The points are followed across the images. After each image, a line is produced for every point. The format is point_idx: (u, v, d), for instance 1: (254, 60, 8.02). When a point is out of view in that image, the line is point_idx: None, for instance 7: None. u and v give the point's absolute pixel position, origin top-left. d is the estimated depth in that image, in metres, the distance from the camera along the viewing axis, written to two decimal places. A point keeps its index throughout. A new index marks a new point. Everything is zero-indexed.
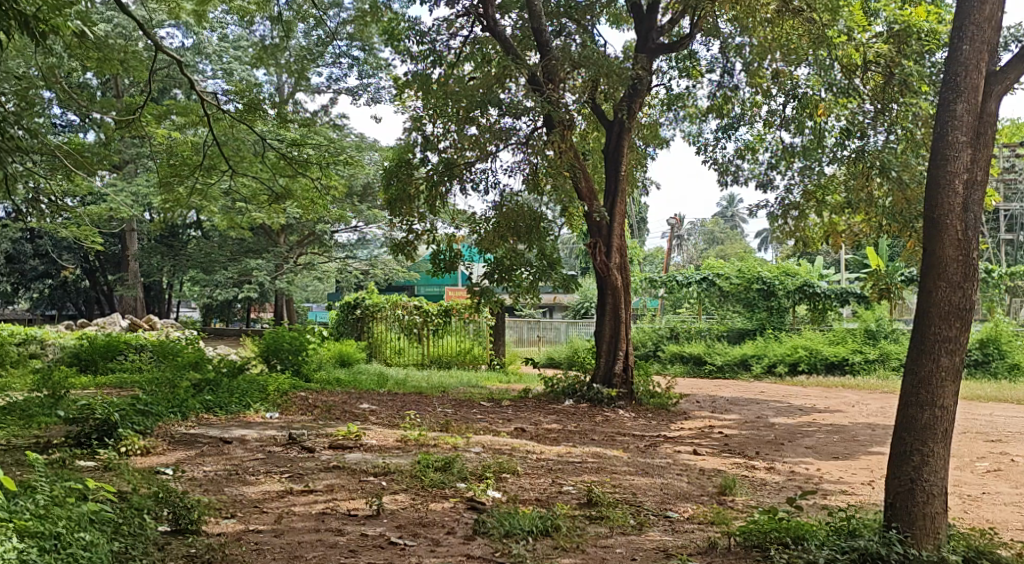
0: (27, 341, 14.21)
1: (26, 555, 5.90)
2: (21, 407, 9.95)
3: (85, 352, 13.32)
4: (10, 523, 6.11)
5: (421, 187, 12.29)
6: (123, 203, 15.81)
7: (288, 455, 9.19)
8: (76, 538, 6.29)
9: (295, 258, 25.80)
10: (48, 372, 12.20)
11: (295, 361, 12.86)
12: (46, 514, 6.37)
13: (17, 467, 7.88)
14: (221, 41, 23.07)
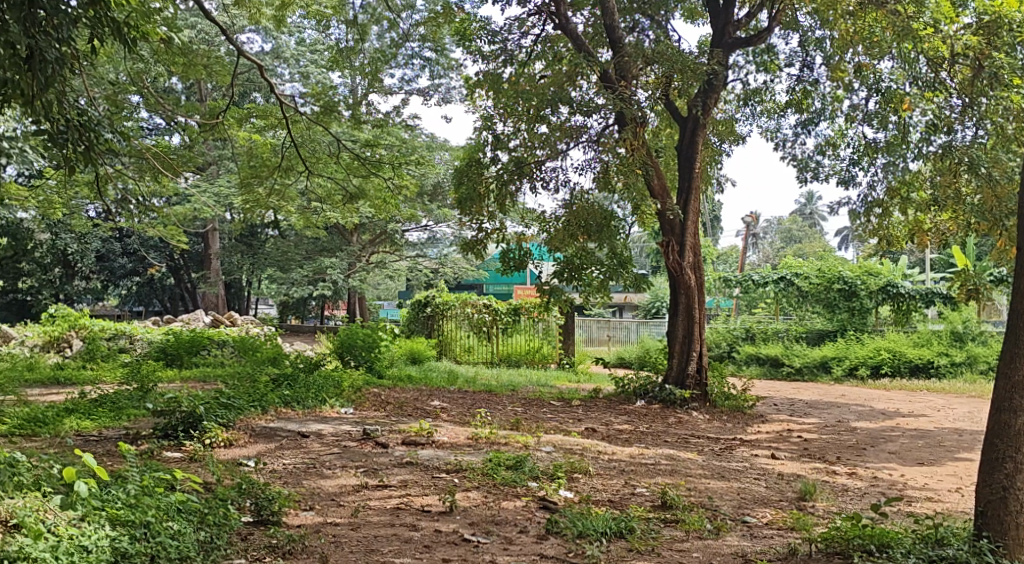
0: (117, 337, 14.58)
1: (119, 542, 6.17)
2: (111, 399, 10.22)
3: (171, 346, 13.58)
4: (102, 512, 6.38)
5: (491, 186, 12.25)
6: (206, 202, 16.12)
7: (362, 450, 9.28)
8: (165, 527, 6.46)
9: (367, 257, 26.06)
10: (136, 366, 12.52)
11: (369, 358, 12.97)
12: (137, 504, 6.57)
13: (109, 457, 8.05)
14: (298, 45, 23.40)
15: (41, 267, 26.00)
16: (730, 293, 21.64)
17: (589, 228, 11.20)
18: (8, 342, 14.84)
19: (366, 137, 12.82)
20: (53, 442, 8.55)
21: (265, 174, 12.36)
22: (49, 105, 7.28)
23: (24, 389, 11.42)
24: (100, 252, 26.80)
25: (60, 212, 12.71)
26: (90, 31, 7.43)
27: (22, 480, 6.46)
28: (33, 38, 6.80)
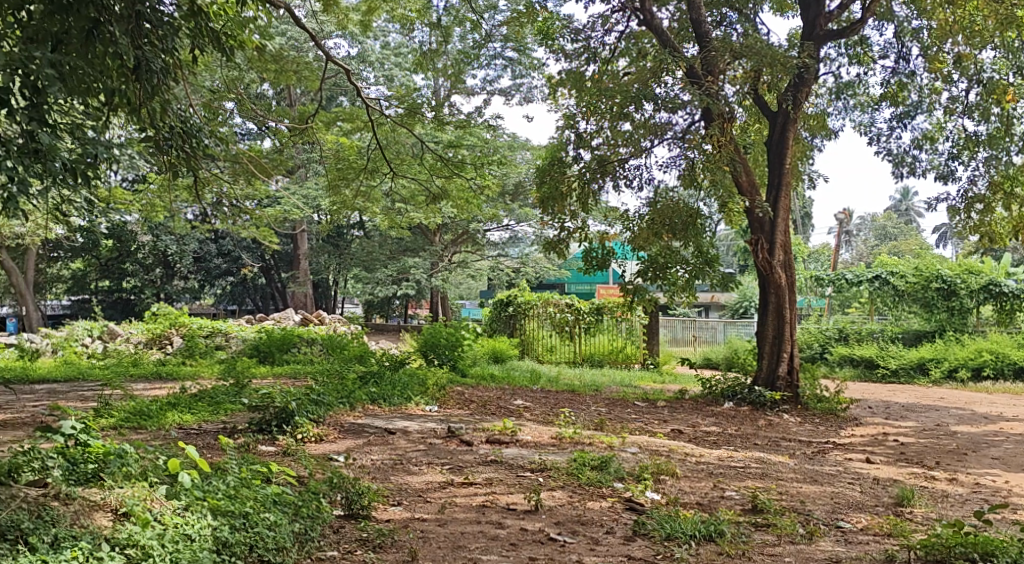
0: (213, 334, 14.86)
1: (220, 532, 6.24)
2: (208, 394, 10.50)
3: (263, 344, 13.78)
4: (205, 501, 6.46)
5: (574, 185, 12.10)
6: (295, 204, 16.36)
7: (448, 448, 9.32)
8: (262, 518, 6.51)
9: (450, 257, 26.24)
10: (232, 364, 12.78)
11: (452, 356, 13.01)
12: (236, 495, 6.67)
13: (209, 450, 8.21)
14: (383, 49, 23.58)
15: (143, 268, 27.05)
16: (821, 293, 21.21)
17: (676, 226, 11.08)
18: (114, 339, 15.30)
19: (449, 139, 12.85)
20: (157, 435, 8.76)
21: (351, 175, 12.56)
22: (156, 113, 7.46)
23: (129, 383, 11.73)
24: (196, 253, 27.47)
25: (160, 215, 13.05)
26: (192, 40, 7.59)
27: (130, 470, 6.55)
28: (140, 50, 6.95)
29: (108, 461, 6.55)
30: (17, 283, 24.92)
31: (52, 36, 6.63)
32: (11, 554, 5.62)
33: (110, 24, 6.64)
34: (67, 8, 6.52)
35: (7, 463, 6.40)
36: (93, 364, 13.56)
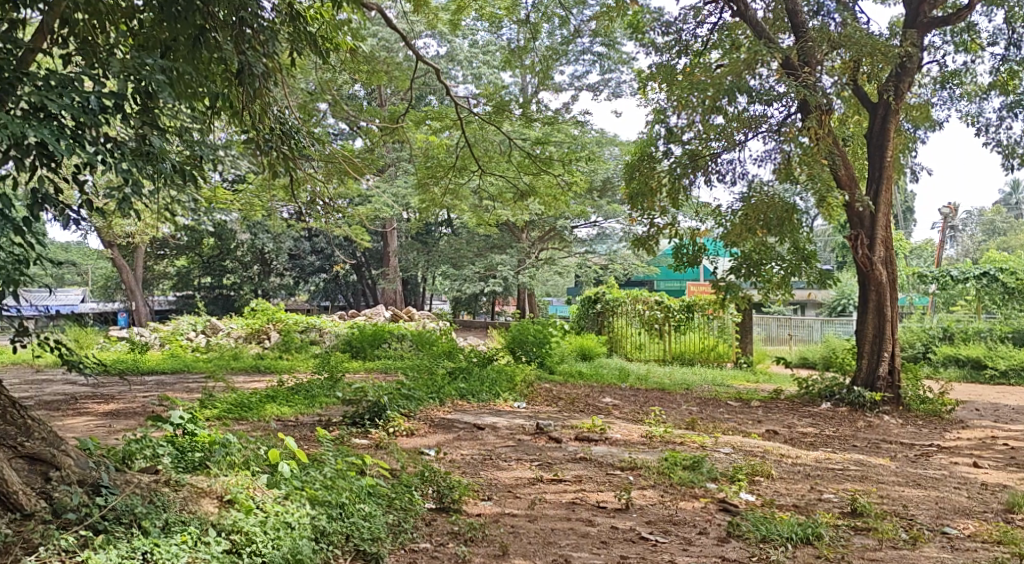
0: (308, 329, 15.06)
1: (318, 521, 6.30)
2: (305, 388, 10.81)
3: (356, 340, 13.90)
4: (303, 492, 6.57)
5: (664, 180, 11.77)
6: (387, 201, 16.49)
7: (537, 444, 9.30)
8: (358, 508, 6.64)
9: (537, 254, 26.22)
10: (327, 357, 12.96)
11: (540, 353, 12.95)
12: (333, 485, 6.79)
13: (306, 442, 8.39)
14: (471, 47, 23.54)
15: (241, 265, 28.15)
16: (926, 289, 20.97)
17: (770, 222, 10.82)
18: (215, 333, 15.68)
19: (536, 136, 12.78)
20: (258, 425, 8.93)
21: (440, 174, 12.66)
22: (257, 114, 7.62)
23: (230, 376, 12.03)
24: (291, 250, 27.99)
25: (258, 214, 13.32)
26: (291, 44, 7.96)
27: (233, 459, 6.74)
28: (244, 55, 7.09)
29: (213, 449, 6.72)
30: (125, 278, 25.99)
31: (161, 43, 6.96)
32: (125, 537, 5.68)
33: (215, 31, 6.94)
34: (177, 15, 6.74)
35: (121, 451, 6.62)
36: (197, 357, 13.94)
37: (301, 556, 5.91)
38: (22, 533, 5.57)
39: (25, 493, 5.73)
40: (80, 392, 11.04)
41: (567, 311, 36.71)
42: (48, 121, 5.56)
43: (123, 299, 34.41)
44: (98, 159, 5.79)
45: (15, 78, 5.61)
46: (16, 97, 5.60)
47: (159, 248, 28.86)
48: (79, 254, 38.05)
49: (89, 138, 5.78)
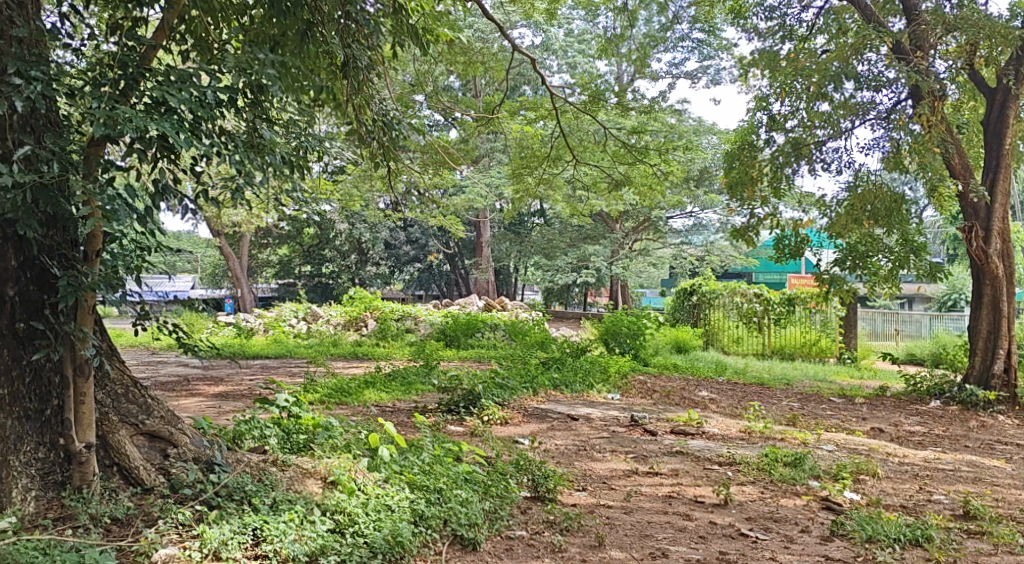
0: (404, 317, 15.15)
1: (417, 505, 6.31)
2: (401, 375, 10.89)
3: (450, 328, 13.92)
4: (402, 476, 6.68)
5: (766, 169, 11.45)
6: (483, 190, 16.45)
7: (631, 436, 9.16)
8: (454, 494, 6.61)
9: (630, 245, 25.97)
10: (422, 345, 13.05)
11: (634, 345, 12.76)
12: (431, 471, 6.87)
13: (403, 428, 8.46)
14: (567, 36, 23.37)
15: (340, 254, 28.47)
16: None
17: (878, 212, 10.46)
18: (315, 320, 15.84)
19: (632, 124, 12.58)
20: (358, 410, 9.02)
21: (534, 164, 12.58)
22: (359, 109, 7.75)
23: (330, 361, 12.20)
24: (387, 240, 28.31)
25: (358, 203, 13.44)
26: (393, 36, 7.97)
27: (335, 442, 6.94)
28: (349, 47, 7.24)
29: (317, 432, 6.96)
30: (232, 267, 26.66)
31: (270, 38, 7.18)
32: (237, 513, 5.73)
33: (321, 26, 7.09)
34: (286, 13, 6.81)
35: (231, 431, 6.80)
36: (298, 343, 14.19)
37: (402, 538, 5.85)
38: (142, 507, 5.69)
39: (144, 469, 5.86)
40: (190, 373, 11.34)
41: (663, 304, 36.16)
42: (169, 115, 5.52)
43: (229, 287, 35.27)
44: (215, 151, 5.74)
45: (137, 73, 5.59)
46: (137, 92, 5.55)
47: (263, 238, 29.61)
48: (188, 240, 39.01)
49: (206, 132, 5.73)
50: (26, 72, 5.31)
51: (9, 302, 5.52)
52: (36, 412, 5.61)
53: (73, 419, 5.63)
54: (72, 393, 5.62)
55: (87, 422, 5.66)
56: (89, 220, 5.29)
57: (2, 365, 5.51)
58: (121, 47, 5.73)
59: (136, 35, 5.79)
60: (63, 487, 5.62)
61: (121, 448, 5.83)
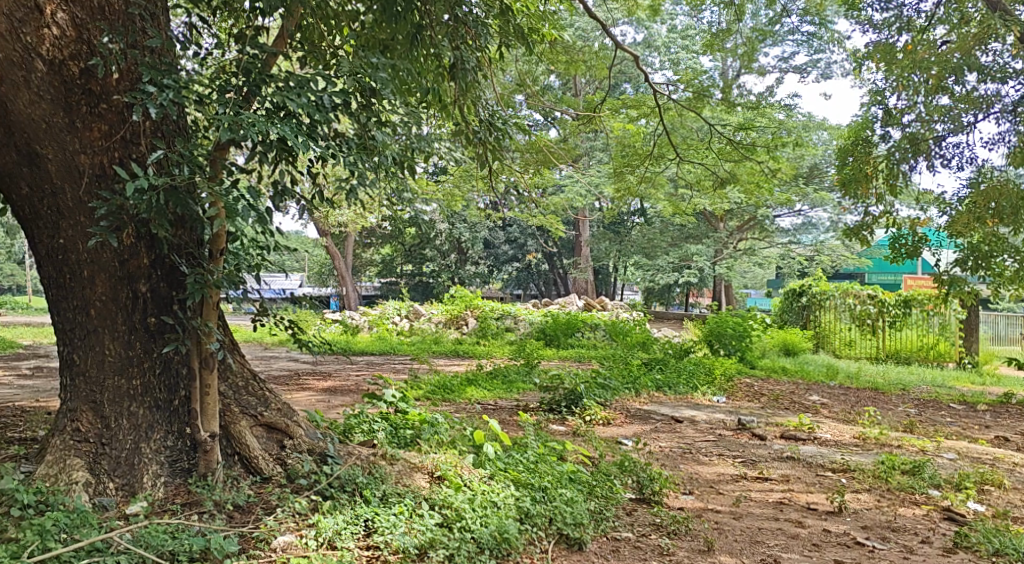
0: (504, 316, 15.11)
1: (522, 502, 6.21)
2: (503, 373, 10.84)
3: (550, 328, 13.84)
4: (506, 474, 6.57)
5: (881, 165, 11.01)
6: (584, 189, 16.34)
7: (739, 440, 8.91)
8: (559, 493, 6.48)
9: (735, 244, 25.53)
10: (522, 344, 12.97)
11: (740, 347, 12.48)
12: (535, 469, 6.76)
13: (507, 427, 8.40)
14: (671, 32, 23.21)
15: (440, 253, 28.69)
16: None
17: (1003, 211, 9.87)
18: (418, 319, 15.89)
19: (738, 120, 12.25)
20: (463, 407, 9.01)
21: (635, 162, 12.27)
22: (465, 109, 7.69)
23: (433, 358, 12.25)
24: (487, 240, 28.63)
25: (460, 203, 13.45)
26: (500, 38, 7.89)
27: (441, 438, 6.88)
28: (458, 49, 7.23)
29: (423, 428, 6.92)
30: (337, 266, 27.09)
31: (380, 43, 7.27)
32: (349, 504, 5.74)
33: (430, 29, 7.08)
34: (397, 15, 6.94)
35: (341, 425, 6.88)
36: (402, 340, 14.31)
37: (509, 535, 5.76)
38: (262, 495, 5.75)
39: (263, 458, 5.94)
40: (299, 368, 11.51)
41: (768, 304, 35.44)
42: (288, 120, 5.54)
43: (334, 286, 35.87)
44: (330, 154, 5.76)
45: (260, 79, 5.59)
46: (259, 98, 5.57)
47: (366, 238, 30.12)
48: (295, 241, 40.01)
49: (321, 135, 5.75)
50: (157, 81, 5.39)
51: (140, 298, 5.65)
52: (166, 402, 5.75)
53: (200, 409, 5.72)
54: (199, 384, 5.72)
55: (212, 412, 5.72)
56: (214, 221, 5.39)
57: (134, 357, 5.65)
58: (245, 54, 5.74)
59: (259, 42, 5.80)
60: (189, 474, 5.73)
61: (241, 438, 5.93)
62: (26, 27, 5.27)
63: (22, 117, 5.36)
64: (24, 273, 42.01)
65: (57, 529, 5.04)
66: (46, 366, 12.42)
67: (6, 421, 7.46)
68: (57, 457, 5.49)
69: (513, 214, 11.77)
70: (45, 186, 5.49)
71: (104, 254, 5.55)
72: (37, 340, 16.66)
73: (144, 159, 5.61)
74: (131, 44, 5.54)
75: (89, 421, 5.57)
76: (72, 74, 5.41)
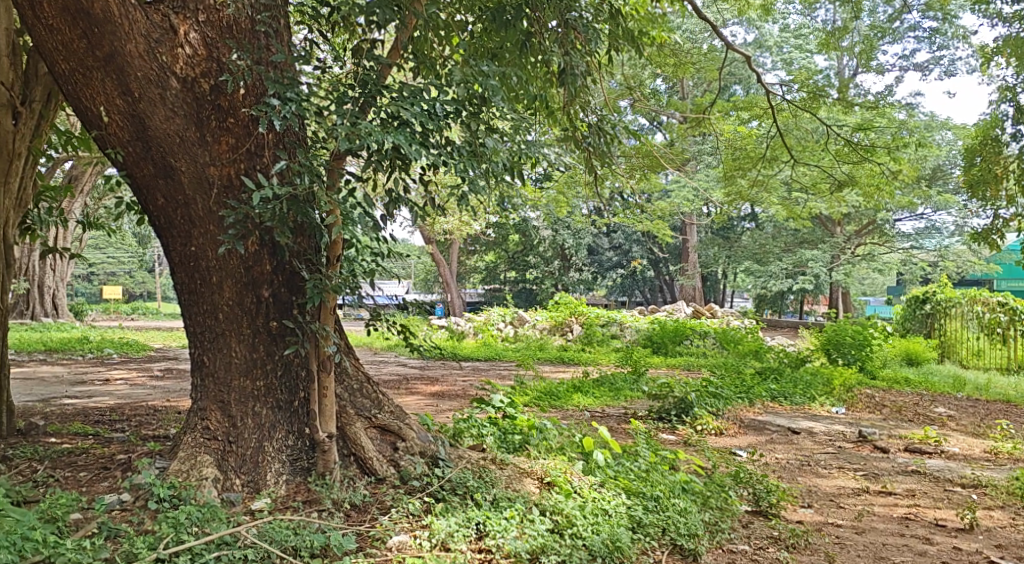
0: (610, 323, 14.89)
1: (634, 511, 6.00)
2: (609, 380, 10.62)
3: (658, 335, 13.59)
4: (616, 482, 6.36)
5: (1012, 166, 10.50)
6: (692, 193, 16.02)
7: (860, 453, 8.51)
8: (672, 503, 6.25)
9: (853, 249, 24.51)
10: (629, 352, 12.74)
11: (860, 356, 12.02)
12: (647, 478, 6.54)
13: (617, 435, 8.21)
14: (783, 31, 22.68)
15: (543, 260, 28.58)
16: None
17: None
18: (522, 324, 15.80)
19: (855, 121, 11.79)
20: (571, 414, 8.86)
21: (748, 165, 11.80)
22: (573, 115, 7.55)
23: (539, 365, 12.13)
24: (591, 246, 28.43)
25: (567, 208, 13.31)
26: (611, 42, 7.70)
27: (550, 444, 6.74)
28: (568, 55, 7.04)
29: (532, 434, 6.78)
30: (441, 273, 27.29)
31: (490, 52, 7.15)
32: (461, 507, 5.63)
33: (538, 35, 6.98)
34: (507, 23, 6.91)
35: (451, 429, 6.78)
36: (508, 346, 14.24)
37: (621, 543, 5.55)
38: (377, 496, 5.69)
39: (378, 459, 5.87)
40: (406, 373, 11.51)
41: (888, 311, 34.20)
42: (402, 128, 5.50)
43: (440, 292, 36.21)
44: (442, 161, 5.70)
45: (375, 89, 5.58)
46: (375, 109, 5.55)
47: (471, 245, 30.31)
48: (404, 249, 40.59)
49: (434, 143, 5.70)
50: (281, 94, 5.39)
51: (264, 303, 5.64)
52: (287, 403, 5.73)
53: (318, 410, 5.68)
54: (316, 386, 5.69)
55: (330, 413, 5.67)
56: (331, 227, 5.45)
57: (258, 359, 5.66)
58: (362, 67, 5.72)
59: (374, 55, 5.77)
60: (309, 473, 5.71)
61: (357, 439, 5.86)
62: (162, 46, 5.40)
63: (159, 132, 5.43)
64: (152, 279, 43.62)
65: (189, 522, 5.08)
66: (175, 368, 12.82)
67: (140, 420, 7.64)
68: (188, 453, 5.51)
69: (619, 219, 11.52)
70: (177, 197, 5.51)
71: (231, 261, 5.55)
72: (165, 343, 17.24)
73: (268, 170, 5.62)
74: (257, 60, 5.58)
75: (218, 420, 5.59)
76: (204, 90, 5.49)
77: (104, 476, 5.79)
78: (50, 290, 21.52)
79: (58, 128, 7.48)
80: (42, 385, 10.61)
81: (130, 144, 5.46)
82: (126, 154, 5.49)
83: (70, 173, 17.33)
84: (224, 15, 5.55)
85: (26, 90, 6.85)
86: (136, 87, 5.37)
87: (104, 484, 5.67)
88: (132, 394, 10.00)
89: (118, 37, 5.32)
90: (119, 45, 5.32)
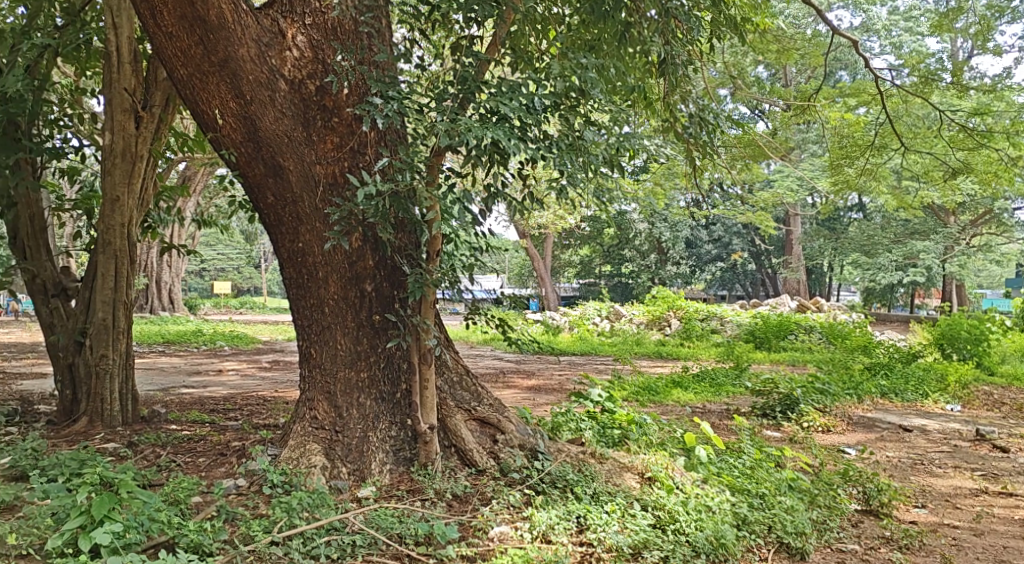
0: (709, 318, 14.62)
1: (738, 508, 5.79)
2: (710, 375, 10.39)
3: (760, 330, 13.26)
4: (720, 478, 6.15)
5: None
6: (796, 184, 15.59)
7: (978, 452, 8.11)
8: (778, 501, 6.02)
9: (968, 240, 23.32)
10: (730, 347, 12.46)
11: (977, 351, 11.52)
12: (752, 475, 6.33)
13: (720, 431, 8.00)
14: (892, 14, 21.96)
15: (640, 254, 28.35)
16: None
17: None
18: (619, 319, 15.63)
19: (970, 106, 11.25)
20: (671, 409, 8.68)
21: (856, 153, 11.40)
22: (672, 106, 7.33)
23: (636, 360, 11.93)
24: (689, 239, 28.02)
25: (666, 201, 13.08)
26: (712, 30, 7.47)
27: (650, 438, 6.55)
28: (668, 44, 6.83)
29: (631, 429, 6.62)
30: (538, 268, 27.24)
31: (587, 44, 6.99)
32: (561, 501, 5.52)
33: (637, 25, 6.82)
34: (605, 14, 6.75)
35: (549, 423, 6.67)
36: (604, 341, 14.08)
37: (726, 540, 5.36)
38: (478, 487, 5.61)
39: (478, 451, 5.80)
40: (505, 367, 11.47)
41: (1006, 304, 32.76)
42: (501, 123, 5.42)
43: (537, 286, 36.23)
44: (541, 156, 5.61)
45: (476, 85, 5.51)
46: (474, 105, 5.50)
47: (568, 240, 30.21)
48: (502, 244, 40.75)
49: (532, 137, 5.61)
50: (383, 93, 5.41)
51: (367, 296, 5.62)
52: (389, 394, 5.69)
53: (419, 401, 5.63)
54: (418, 378, 5.64)
55: (431, 404, 5.62)
56: (431, 222, 5.44)
57: (362, 351, 5.63)
58: (460, 64, 5.65)
59: (474, 51, 5.71)
60: (412, 462, 5.67)
61: (457, 430, 5.81)
62: (271, 50, 5.47)
63: (269, 134, 5.46)
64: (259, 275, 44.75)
65: (300, 507, 5.10)
66: (282, 360, 13.06)
67: (252, 409, 7.75)
68: (298, 441, 5.55)
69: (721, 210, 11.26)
70: (286, 196, 5.51)
71: (336, 255, 5.55)
72: (271, 336, 17.58)
73: (371, 169, 5.61)
74: (360, 61, 5.61)
75: (325, 410, 5.60)
76: (311, 92, 5.54)
77: (221, 461, 5.86)
78: (167, 285, 22.18)
79: (175, 130, 7.63)
80: (159, 375, 10.91)
81: (242, 145, 5.47)
82: (239, 155, 5.50)
83: (184, 172, 17.84)
84: (329, 18, 5.60)
85: (146, 96, 6.92)
86: (248, 90, 5.41)
87: (221, 469, 5.73)
88: (243, 384, 10.18)
89: (233, 43, 5.36)
90: (232, 50, 5.36)
